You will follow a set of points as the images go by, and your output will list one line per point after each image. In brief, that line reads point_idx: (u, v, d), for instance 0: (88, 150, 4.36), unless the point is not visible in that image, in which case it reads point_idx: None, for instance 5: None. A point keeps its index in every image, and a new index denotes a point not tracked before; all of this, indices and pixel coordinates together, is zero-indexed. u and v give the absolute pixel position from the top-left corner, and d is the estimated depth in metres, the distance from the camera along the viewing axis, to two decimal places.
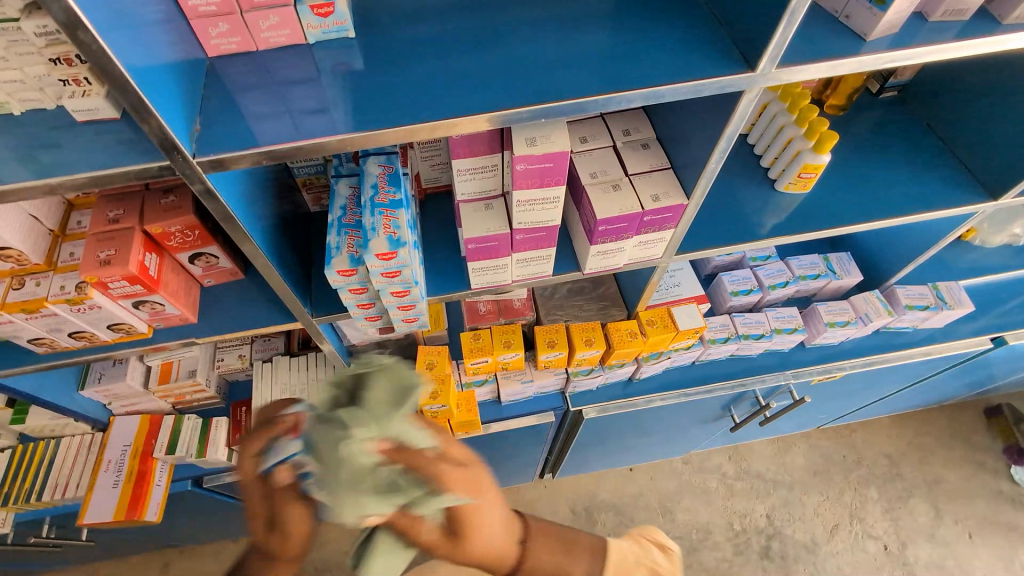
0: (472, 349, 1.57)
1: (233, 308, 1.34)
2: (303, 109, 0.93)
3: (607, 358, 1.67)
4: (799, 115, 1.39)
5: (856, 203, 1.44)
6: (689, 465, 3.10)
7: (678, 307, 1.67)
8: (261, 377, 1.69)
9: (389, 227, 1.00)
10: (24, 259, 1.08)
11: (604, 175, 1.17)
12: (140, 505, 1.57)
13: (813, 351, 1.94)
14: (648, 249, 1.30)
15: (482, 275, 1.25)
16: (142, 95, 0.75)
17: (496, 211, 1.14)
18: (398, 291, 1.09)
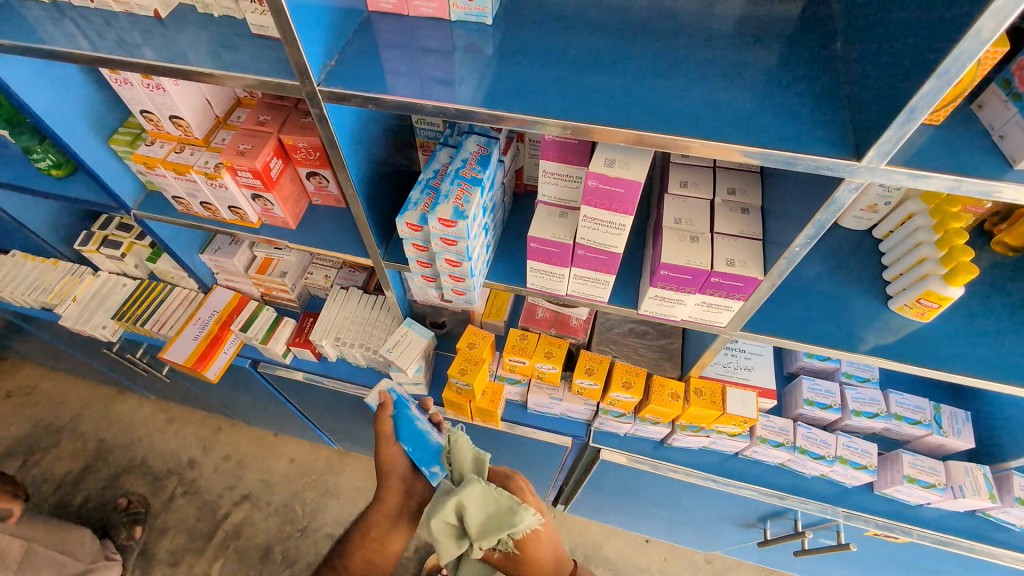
0: (514, 346, 1.59)
1: (324, 229, 1.52)
2: (415, 71, 1.02)
3: (641, 409, 1.60)
4: (943, 236, 1.22)
5: (980, 354, 1.22)
6: (710, 567, 2.84)
7: (735, 389, 1.54)
8: (334, 299, 1.89)
9: (459, 199, 1.07)
10: (189, 131, 1.34)
11: (687, 224, 1.14)
12: (206, 362, 1.84)
13: (880, 501, 1.67)
14: (712, 314, 1.22)
15: (537, 277, 1.27)
16: (291, 24, 0.90)
17: (568, 222, 1.15)
18: (451, 259, 1.16)
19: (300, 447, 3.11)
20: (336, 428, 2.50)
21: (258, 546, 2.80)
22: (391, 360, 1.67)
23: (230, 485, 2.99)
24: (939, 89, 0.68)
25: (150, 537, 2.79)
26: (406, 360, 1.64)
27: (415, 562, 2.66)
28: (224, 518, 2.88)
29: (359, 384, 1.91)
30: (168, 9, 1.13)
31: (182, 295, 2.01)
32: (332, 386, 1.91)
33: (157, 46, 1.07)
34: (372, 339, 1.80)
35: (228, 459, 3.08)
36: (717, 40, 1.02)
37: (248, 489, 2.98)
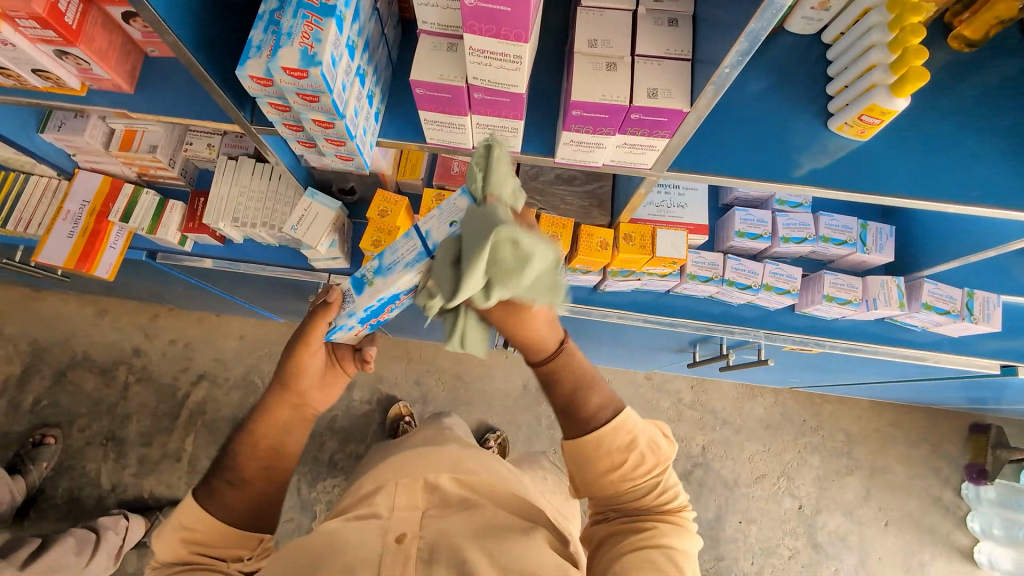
0: (430, 209, 1.45)
1: (174, 89, 1.22)
2: None
3: (571, 261, 1.54)
4: (898, 36, 1.06)
5: (909, 173, 1.16)
6: (650, 381, 3.14)
7: (665, 230, 1.48)
8: (222, 173, 1.63)
9: (307, 38, 0.82)
10: None
11: (603, 47, 0.94)
12: (91, 260, 1.64)
13: (799, 319, 1.77)
14: (636, 156, 1.09)
15: (436, 131, 1.08)
16: None
17: (458, 56, 0.93)
18: (321, 120, 0.95)
19: (246, 324, 3.05)
20: (272, 306, 2.41)
21: (226, 419, 2.88)
22: (298, 238, 1.51)
23: (183, 368, 2.96)
24: None
25: (115, 424, 2.82)
26: (313, 237, 1.49)
27: (380, 414, 2.82)
28: (185, 398, 2.91)
29: (275, 265, 1.76)
30: None
31: (41, 186, 1.71)
32: (245, 269, 1.76)
33: None
34: (274, 215, 1.61)
35: (174, 343, 3.01)
36: None
37: (202, 368, 2.97)
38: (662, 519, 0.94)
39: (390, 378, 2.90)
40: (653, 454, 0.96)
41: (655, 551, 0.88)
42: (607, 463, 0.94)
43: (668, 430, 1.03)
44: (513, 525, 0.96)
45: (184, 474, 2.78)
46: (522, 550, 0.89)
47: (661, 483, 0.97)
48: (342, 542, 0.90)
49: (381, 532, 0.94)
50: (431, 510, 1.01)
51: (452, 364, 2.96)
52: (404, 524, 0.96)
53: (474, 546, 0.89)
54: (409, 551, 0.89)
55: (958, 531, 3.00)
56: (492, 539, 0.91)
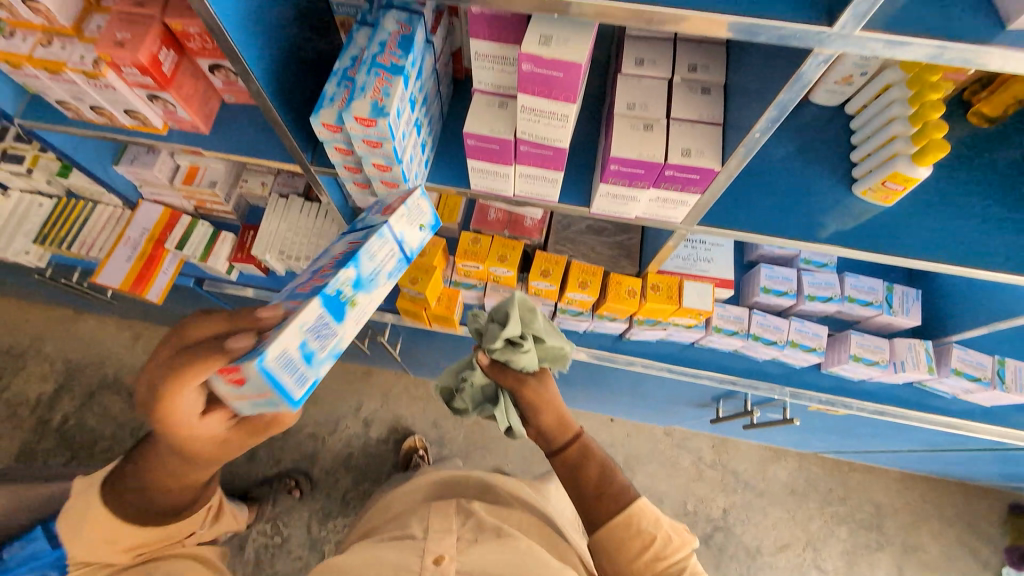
0: (467, 251, 1.53)
1: (244, 132, 1.35)
2: None
3: (599, 307, 1.59)
4: (918, 112, 1.12)
5: (934, 238, 1.20)
6: (670, 437, 3.10)
7: (692, 282, 1.52)
8: (273, 208, 1.75)
9: (378, 92, 0.92)
10: (53, 18, 1.11)
11: (641, 110, 1.01)
12: (144, 283, 1.74)
13: (825, 379, 1.76)
14: (667, 209, 1.15)
15: (481, 177, 1.16)
16: None
17: (508, 113, 1.02)
18: (380, 164, 1.04)
19: None
20: None
21: None
22: None
23: None
24: None
25: None
26: None
27: (396, 454, 2.82)
28: None
29: None
30: None
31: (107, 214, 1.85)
32: (284, 300, 1.85)
33: None
34: (318, 250, 1.70)
35: None
36: None
37: None
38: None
39: (407, 418, 2.92)
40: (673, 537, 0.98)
41: None
42: (637, 545, 0.96)
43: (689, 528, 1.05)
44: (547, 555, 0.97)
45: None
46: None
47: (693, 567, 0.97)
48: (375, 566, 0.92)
49: (419, 552, 0.95)
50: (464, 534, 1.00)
51: None
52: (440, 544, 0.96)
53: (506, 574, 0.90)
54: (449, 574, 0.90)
55: None
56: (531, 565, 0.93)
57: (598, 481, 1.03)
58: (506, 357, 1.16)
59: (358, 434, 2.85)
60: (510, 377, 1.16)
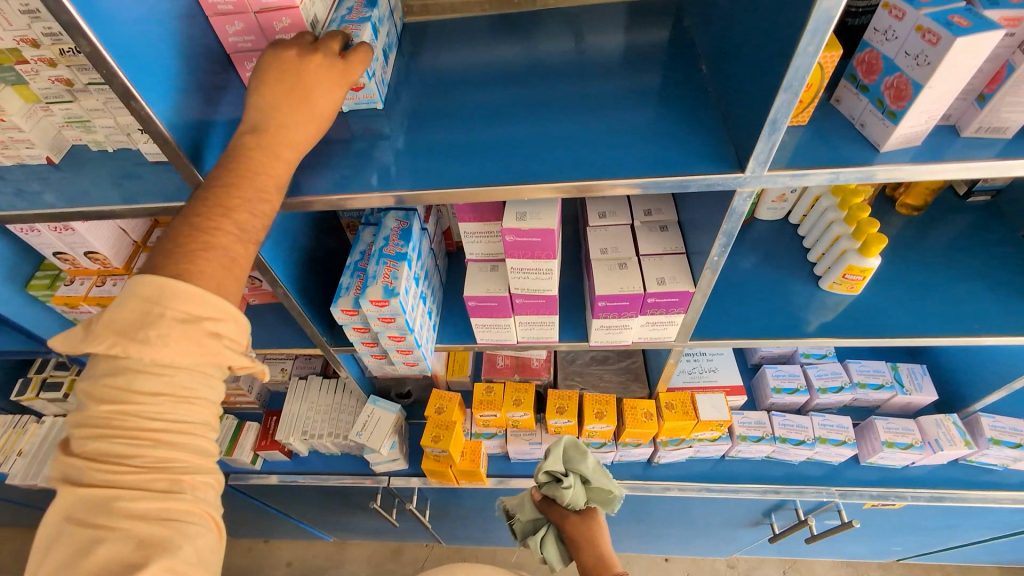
0: (482, 401, 1.59)
1: (269, 327, 1.49)
2: (333, 163, 1.04)
3: (621, 435, 1.60)
4: (850, 213, 1.28)
5: (913, 315, 1.28)
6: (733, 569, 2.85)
7: (704, 394, 1.56)
8: (294, 391, 1.84)
9: (388, 277, 1.07)
10: (108, 263, 1.32)
11: (613, 253, 1.16)
12: None
13: (869, 471, 1.70)
14: (658, 331, 1.25)
15: (485, 332, 1.28)
16: (189, 163, 0.88)
17: (499, 274, 1.17)
18: (394, 335, 1.16)
19: (294, 548, 2.95)
20: (327, 521, 2.40)
21: None
22: (363, 442, 1.63)
23: None
24: (790, 101, 0.73)
25: None
26: (377, 440, 1.61)
27: None
28: None
29: (338, 473, 1.84)
30: (61, 153, 1.10)
31: None
32: (309, 481, 1.84)
33: (58, 190, 1.05)
34: (338, 425, 1.76)
35: None
36: (601, 79, 1.07)
37: None
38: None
39: None
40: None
41: None
42: None
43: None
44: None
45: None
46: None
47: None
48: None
49: None
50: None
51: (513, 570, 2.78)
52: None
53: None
54: None
55: None
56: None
57: None
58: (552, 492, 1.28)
59: None
60: (556, 512, 1.29)
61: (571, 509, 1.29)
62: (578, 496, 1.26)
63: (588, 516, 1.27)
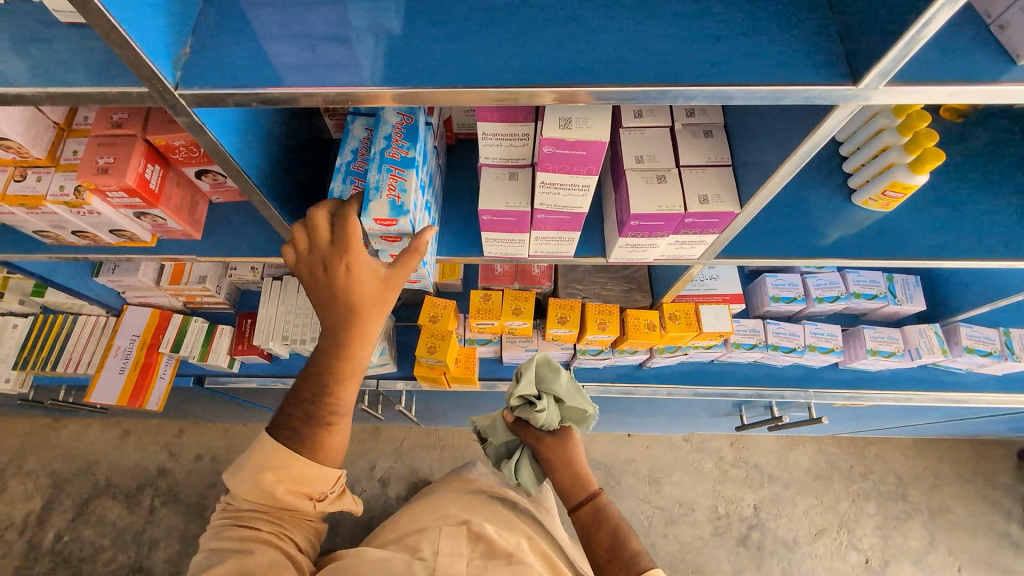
0: (478, 309, 1.51)
1: (240, 230, 1.30)
2: (322, 37, 0.80)
3: (619, 343, 1.57)
4: (906, 122, 1.19)
5: (944, 237, 1.22)
6: (688, 443, 3.17)
7: (707, 305, 1.53)
8: (269, 293, 1.69)
9: (394, 189, 0.90)
10: (25, 152, 1.05)
11: (651, 162, 1.01)
12: (143, 394, 1.66)
13: (846, 374, 1.77)
14: (684, 249, 1.15)
15: (495, 246, 1.15)
16: (117, 27, 0.68)
17: (520, 184, 1.01)
18: (400, 254, 1.01)
19: None
20: None
21: None
22: None
23: (213, 483, 2.88)
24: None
25: (142, 553, 2.70)
26: (367, 348, 1.53)
27: None
28: None
29: None
30: None
31: (88, 326, 1.75)
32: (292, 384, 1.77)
33: None
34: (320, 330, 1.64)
35: (202, 458, 2.94)
36: None
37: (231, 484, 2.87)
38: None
39: (423, 468, 2.84)
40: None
41: None
42: None
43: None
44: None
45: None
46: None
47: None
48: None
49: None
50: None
51: None
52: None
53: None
54: None
55: None
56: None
57: (611, 546, 1.05)
58: (525, 416, 1.25)
59: (376, 495, 2.76)
60: (529, 435, 1.26)
61: (545, 431, 1.26)
62: (552, 417, 1.24)
63: (560, 438, 1.24)
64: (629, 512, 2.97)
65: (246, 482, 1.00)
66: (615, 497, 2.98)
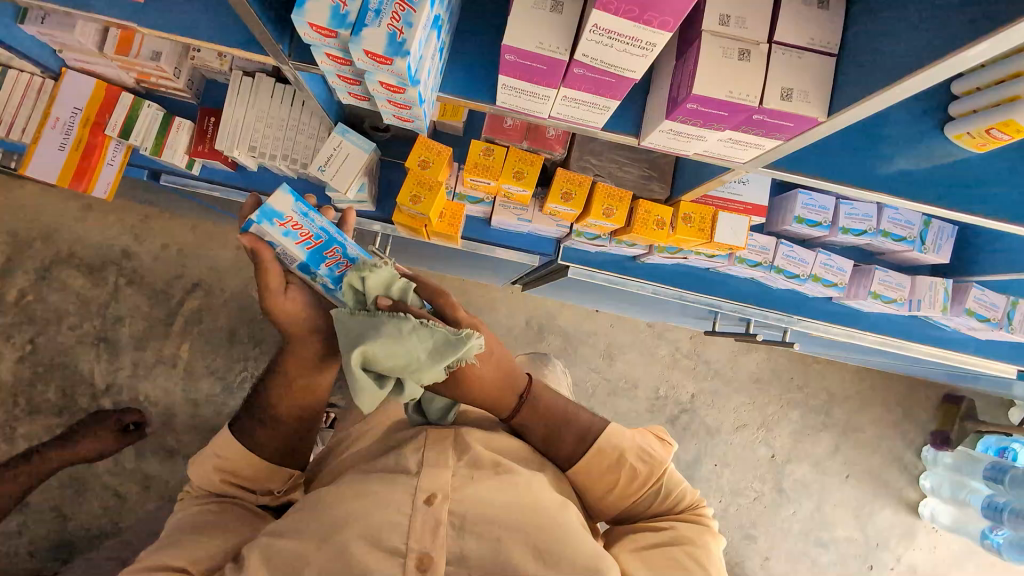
0: (476, 165, 1.32)
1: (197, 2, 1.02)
2: None
3: (620, 233, 1.43)
4: None
5: (1014, 201, 1.09)
6: (650, 329, 3.18)
7: (728, 213, 1.37)
8: (238, 92, 1.44)
9: (397, 20, 0.73)
10: None
11: (736, 29, 0.78)
12: (88, 179, 1.48)
13: (835, 307, 1.71)
14: (733, 150, 0.96)
15: (511, 95, 0.94)
16: None
17: (566, 21, 0.79)
18: (391, 85, 0.81)
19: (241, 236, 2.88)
20: None
21: (221, 329, 2.66)
22: (326, 180, 1.38)
23: (177, 274, 2.68)
24: None
25: (106, 326, 2.59)
26: (344, 181, 1.36)
27: None
28: (180, 306, 2.66)
29: None
30: None
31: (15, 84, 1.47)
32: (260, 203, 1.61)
33: None
34: (310, 153, 1.46)
35: (167, 248, 2.69)
36: None
37: (196, 277, 2.69)
38: (680, 517, 1.08)
39: None
40: (645, 464, 1.10)
41: (676, 549, 1.01)
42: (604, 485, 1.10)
43: (665, 432, 1.22)
44: (550, 502, 0.99)
45: (180, 381, 2.60)
46: (561, 535, 0.94)
47: (662, 486, 1.11)
48: (367, 505, 0.93)
49: (411, 489, 0.96)
50: (460, 470, 1.01)
51: (458, 295, 2.98)
52: (433, 481, 0.97)
53: (505, 520, 0.94)
54: (439, 516, 0.93)
55: (910, 486, 3.30)
56: (513, 516, 0.94)
57: (547, 436, 1.11)
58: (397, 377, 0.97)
59: None
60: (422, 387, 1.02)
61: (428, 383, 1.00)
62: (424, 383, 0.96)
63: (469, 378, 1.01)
64: (577, 378, 3.08)
65: (203, 471, 1.06)
66: (567, 362, 3.07)
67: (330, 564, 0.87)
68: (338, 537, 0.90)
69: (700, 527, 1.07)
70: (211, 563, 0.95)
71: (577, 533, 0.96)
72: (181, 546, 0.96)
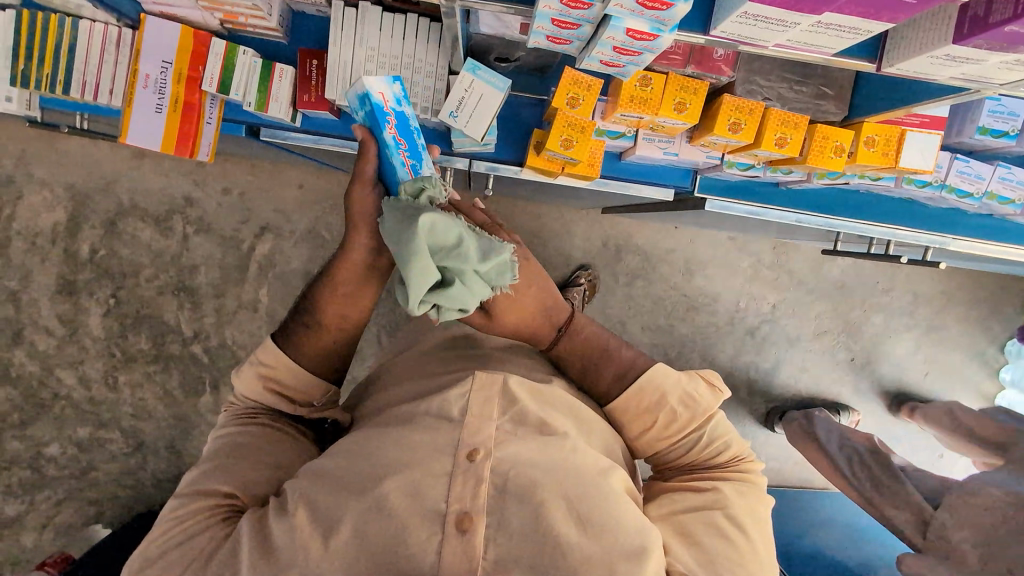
0: (632, 98, 1.15)
1: None
2: None
3: (784, 162, 1.30)
4: None
5: None
6: (732, 243, 2.98)
7: (917, 131, 1.21)
8: (342, 28, 1.26)
9: None
10: None
11: None
12: (192, 142, 1.36)
13: (993, 222, 1.54)
14: (988, 75, 0.87)
15: (743, 24, 0.82)
16: None
17: None
18: (642, 27, 0.87)
19: None
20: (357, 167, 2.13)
21: (297, 272, 2.39)
22: (457, 127, 1.25)
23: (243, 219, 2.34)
24: None
25: (182, 276, 2.34)
26: (478, 127, 1.23)
27: None
28: (252, 251, 2.37)
29: None
30: None
31: (94, 37, 1.30)
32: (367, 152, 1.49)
33: None
34: (433, 96, 1.31)
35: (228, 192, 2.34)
36: None
37: (263, 219, 2.37)
38: (724, 475, 0.99)
39: None
40: (686, 407, 1.02)
41: (717, 513, 0.91)
42: (640, 426, 1.04)
43: (717, 377, 1.09)
44: (590, 459, 0.87)
45: (264, 326, 2.38)
46: (605, 501, 0.80)
47: (705, 433, 1.02)
48: (407, 452, 0.82)
49: (451, 445, 0.83)
50: (503, 425, 0.86)
51: (530, 220, 2.81)
52: (476, 435, 0.84)
53: (549, 480, 0.80)
54: (481, 474, 0.79)
55: (989, 380, 3.21)
56: (567, 478, 0.81)
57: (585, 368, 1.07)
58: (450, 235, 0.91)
59: None
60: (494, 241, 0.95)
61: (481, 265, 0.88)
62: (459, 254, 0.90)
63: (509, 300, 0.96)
64: (656, 295, 2.95)
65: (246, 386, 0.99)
66: (646, 282, 2.92)
67: (369, 517, 0.76)
68: (376, 488, 0.78)
69: (745, 489, 0.97)
70: (260, 490, 0.89)
71: (621, 501, 0.82)
72: (228, 470, 0.89)
